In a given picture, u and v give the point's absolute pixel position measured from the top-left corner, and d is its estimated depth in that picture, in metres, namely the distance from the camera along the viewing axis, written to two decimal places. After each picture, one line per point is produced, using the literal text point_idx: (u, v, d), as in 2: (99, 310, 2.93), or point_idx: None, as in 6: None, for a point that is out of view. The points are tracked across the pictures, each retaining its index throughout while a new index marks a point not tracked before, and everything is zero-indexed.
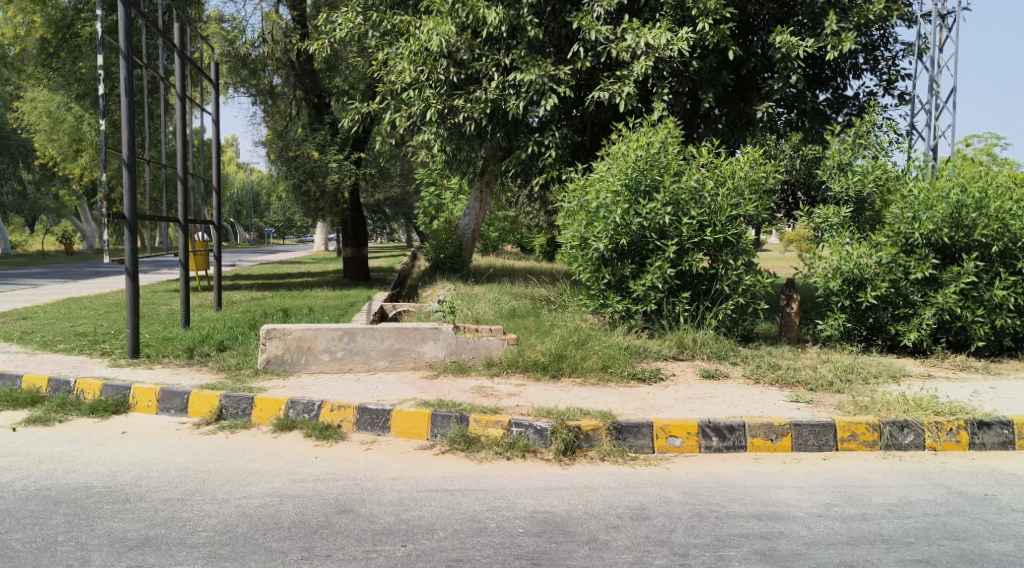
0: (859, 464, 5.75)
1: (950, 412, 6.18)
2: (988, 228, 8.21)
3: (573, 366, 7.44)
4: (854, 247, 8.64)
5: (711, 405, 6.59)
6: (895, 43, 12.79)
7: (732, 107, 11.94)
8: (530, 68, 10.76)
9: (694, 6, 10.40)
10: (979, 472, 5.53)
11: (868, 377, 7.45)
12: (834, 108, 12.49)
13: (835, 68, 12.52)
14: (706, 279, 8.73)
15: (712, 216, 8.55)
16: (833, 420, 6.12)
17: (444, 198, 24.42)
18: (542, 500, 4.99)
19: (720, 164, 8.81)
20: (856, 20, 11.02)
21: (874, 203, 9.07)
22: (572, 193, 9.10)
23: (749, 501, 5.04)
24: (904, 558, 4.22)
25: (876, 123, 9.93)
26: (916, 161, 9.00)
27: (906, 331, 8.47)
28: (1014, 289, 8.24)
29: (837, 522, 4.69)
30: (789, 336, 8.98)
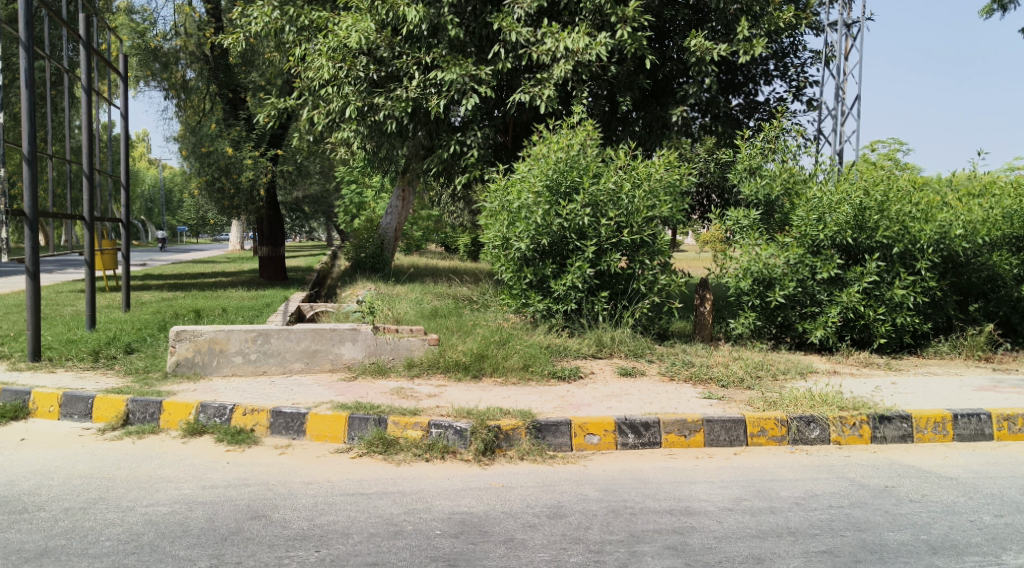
0: (768, 458, 5.93)
1: (853, 406, 6.41)
2: (889, 230, 8.58)
3: (494, 366, 7.44)
4: (763, 248, 8.93)
5: (628, 403, 6.69)
6: (803, 51, 13.24)
7: (649, 110, 12.17)
8: (451, 68, 10.75)
9: (613, 13, 10.57)
10: (880, 465, 5.76)
11: (778, 373, 7.69)
12: (746, 114, 13.01)
13: (747, 75, 12.90)
14: (624, 279, 8.87)
15: (629, 217, 8.70)
16: (744, 415, 6.29)
17: (366, 196, 24.15)
18: (460, 501, 4.98)
19: (637, 166, 8.95)
20: (767, 27, 11.40)
21: (782, 206, 9.37)
22: (493, 193, 9.12)
23: (663, 497, 5.13)
24: (809, 550, 4.36)
25: (785, 129, 10.25)
26: (822, 165, 9.33)
27: (813, 329, 8.78)
28: (914, 288, 8.61)
29: (746, 516, 4.81)
30: (702, 335, 9.19)
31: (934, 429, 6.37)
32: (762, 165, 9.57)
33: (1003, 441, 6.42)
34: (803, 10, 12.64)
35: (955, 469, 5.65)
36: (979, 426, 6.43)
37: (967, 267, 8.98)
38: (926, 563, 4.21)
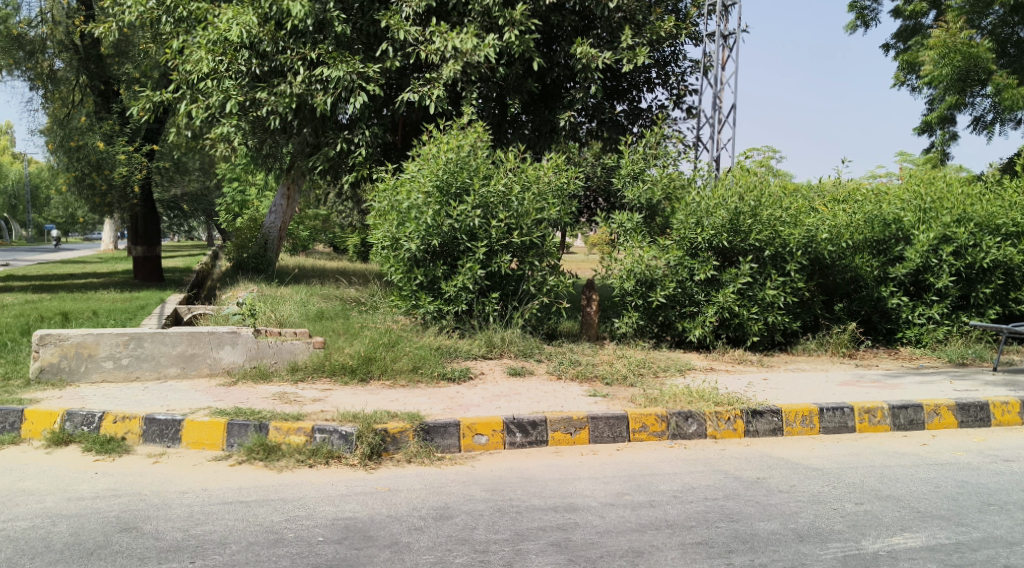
0: (649, 453, 6.11)
1: (728, 402, 6.69)
2: (762, 234, 8.98)
3: (382, 368, 7.33)
4: (645, 250, 9.19)
5: (516, 402, 6.75)
6: (684, 60, 13.70)
7: (538, 113, 12.31)
8: (338, 64, 10.57)
9: (501, 15, 10.65)
10: (752, 457, 6.03)
11: (659, 371, 7.93)
12: (630, 120, 13.33)
13: (631, 82, 13.25)
14: (514, 280, 8.95)
15: (518, 219, 8.79)
16: (627, 412, 6.46)
17: (249, 195, 23.43)
18: (344, 506, 4.91)
19: (526, 168, 9.03)
20: (649, 36, 11.72)
21: (663, 210, 9.68)
22: (381, 193, 8.98)
23: (548, 494, 5.21)
24: (686, 541, 4.52)
25: (666, 136, 10.57)
26: (700, 171, 9.69)
27: (692, 327, 9.11)
28: (784, 288, 9.05)
29: (627, 510, 4.95)
30: (589, 334, 9.38)
31: (802, 422, 6.71)
32: (645, 170, 9.84)
33: (865, 433, 6.79)
34: (683, 20, 13.09)
35: (820, 460, 5.97)
36: (843, 419, 6.78)
37: (832, 269, 9.49)
38: (794, 550, 4.42)
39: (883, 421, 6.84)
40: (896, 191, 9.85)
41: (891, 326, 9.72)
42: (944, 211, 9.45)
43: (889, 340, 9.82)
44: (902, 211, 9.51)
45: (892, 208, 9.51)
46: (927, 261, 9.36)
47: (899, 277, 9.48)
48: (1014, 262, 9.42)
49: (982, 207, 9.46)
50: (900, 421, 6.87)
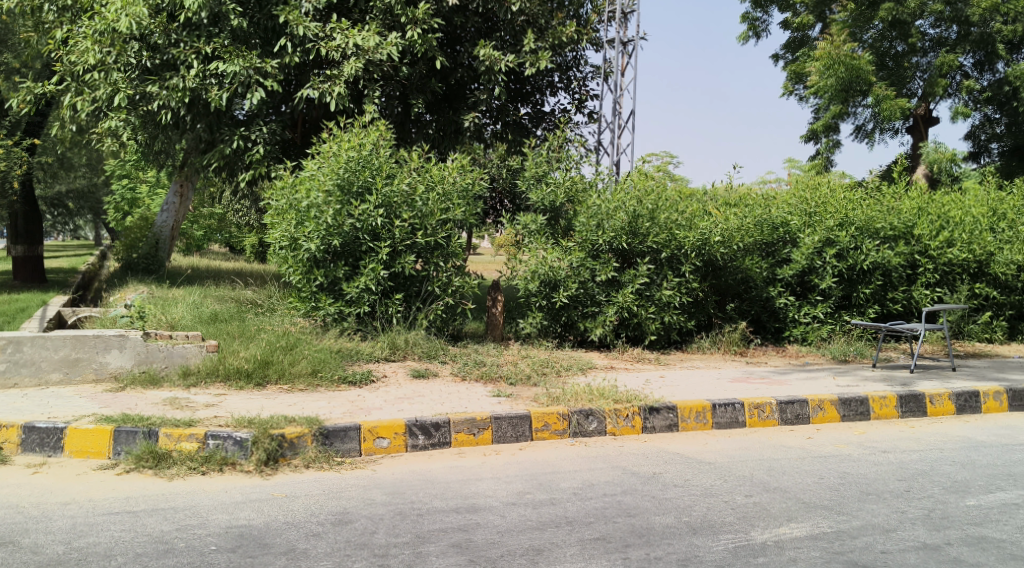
0: (551, 452, 6.18)
1: (627, 399, 6.84)
2: (659, 236, 9.24)
3: (280, 372, 7.17)
4: (548, 251, 9.31)
5: (419, 404, 6.72)
6: (585, 65, 13.96)
7: (441, 114, 12.29)
8: (234, 59, 10.28)
9: (403, 14, 10.60)
10: (650, 453, 6.19)
11: (562, 370, 8.04)
12: (533, 123, 13.44)
13: (535, 85, 13.40)
14: (418, 280, 8.89)
15: (421, 219, 8.74)
16: (529, 411, 6.52)
17: (139, 192, 22.50)
18: (239, 514, 4.78)
19: (430, 168, 8.99)
20: (552, 40, 11.90)
21: (566, 213, 9.81)
22: (279, 191, 8.77)
23: (449, 496, 5.21)
24: (584, 538, 4.59)
25: (568, 140, 10.71)
26: (601, 174, 9.87)
27: (593, 327, 9.28)
28: (680, 288, 9.34)
29: (528, 509, 4.99)
30: (493, 335, 9.41)
31: (696, 418, 6.92)
32: (548, 173, 9.95)
33: (755, 427, 7.06)
34: (584, 26, 13.34)
35: (714, 454, 6.17)
36: (734, 414, 7.04)
37: (725, 270, 9.77)
38: (687, 542, 4.54)
39: (771, 416, 7.13)
40: (784, 196, 10.27)
41: (780, 324, 10.15)
42: (828, 215, 9.91)
43: (778, 338, 10.26)
44: (790, 215, 9.93)
45: (780, 212, 9.93)
46: (811, 262, 9.81)
47: (787, 277, 9.90)
48: (891, 264, 9.95)
49: (863, 211, 9.97)
50: (787, 416, 7.17)
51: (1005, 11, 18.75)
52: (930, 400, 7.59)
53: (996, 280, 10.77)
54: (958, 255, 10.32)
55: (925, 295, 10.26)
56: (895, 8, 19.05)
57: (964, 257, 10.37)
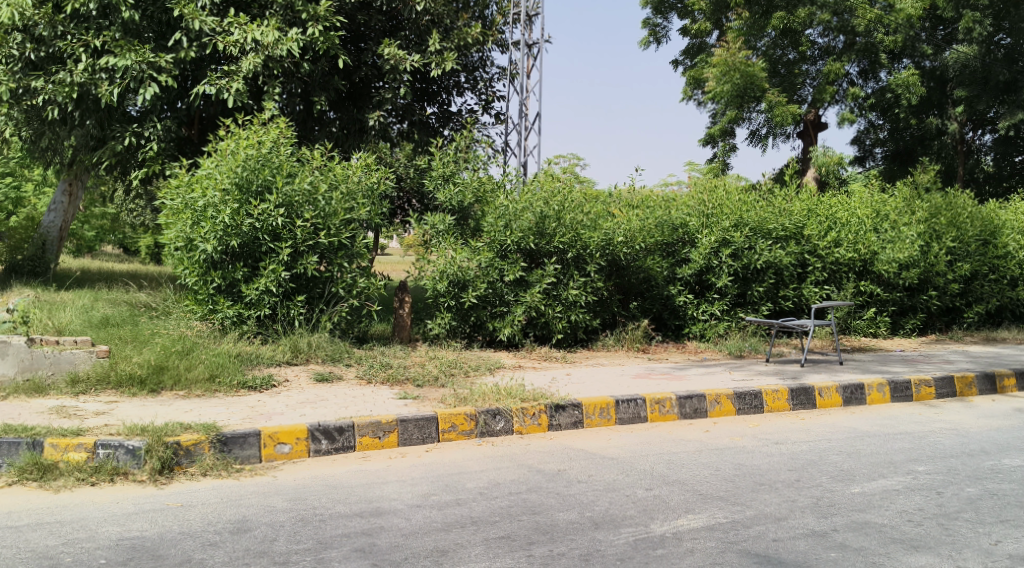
0: (457, 452, 6.19)
1: (533, 398, 6.91)
2: (565, 237, 9.38)
3: (175, 378, 6.93)
4: (457, 251, 9.30)
5: (322, 408, 6.62)
6: (491, 66, 14.02)
7: (347, 112, 12.20)
8: (126, 53, 9.89)
9: (304, 10, 10.40)
10: (555, 450, 6.27)
11: (469, 371, 8.04)
12: (440, 122, 13.40)
13: (441, 85, 13.38)
14: (321, 282, 8.74)
15: (325, 219, 8.60)
16: (436, 413, 6.50)
17: (24, 191, 21.34)
18: (131, 526, 4.61)
19: (333, 168, 8.88)
20: (457, 41, 11.94)
21: (473, 213, 9.81)
22: (174, 190, 8.47)
23: (353, 500, 5.15)
24: (489, 537, 4.61)
25: (475, 140, 10.72)
26: (508, 175, 9.93)
27: (502, 327, 9.33)
28: (585, 288, 9.51)
29: (433, 510, 4.99)
30: (401, 336, 9.33)
31: (600, 414, 7.04)
32: (455, 173, 9.94)
33: (656, 422, 7.24)
34: (490, 27, 13.41)
35: (617, 450, 6.30)
36: (636, 409, 7.21)
37: (628, 269, 10.01)
38: (589, 537, 4.62)
39: (672, 410, 7.33)
40: (683, 198, 10.56)
41: (679, 322, 10.45)
42: (725, 216, 10.25)
43: (678, 335, 10.57)
44: (688, 216, 10.27)
45: (679, 214, 10.22)
46: (709, 262, 10.14)
47: (686, 276, 10.20)
48: (783, 263, 10.35)
49: (756, 213, 10.36)
50: (686, 410, 7.38)
51: (887, 22, 19.81)
52: (819, 393, 7.95)
53: (880, 278, 11.32)
54: (844, 255, 10.82)
55: (814, 293, 10.69)
56: (786, 17, 19.85)
57: (850, 257, 10.87)
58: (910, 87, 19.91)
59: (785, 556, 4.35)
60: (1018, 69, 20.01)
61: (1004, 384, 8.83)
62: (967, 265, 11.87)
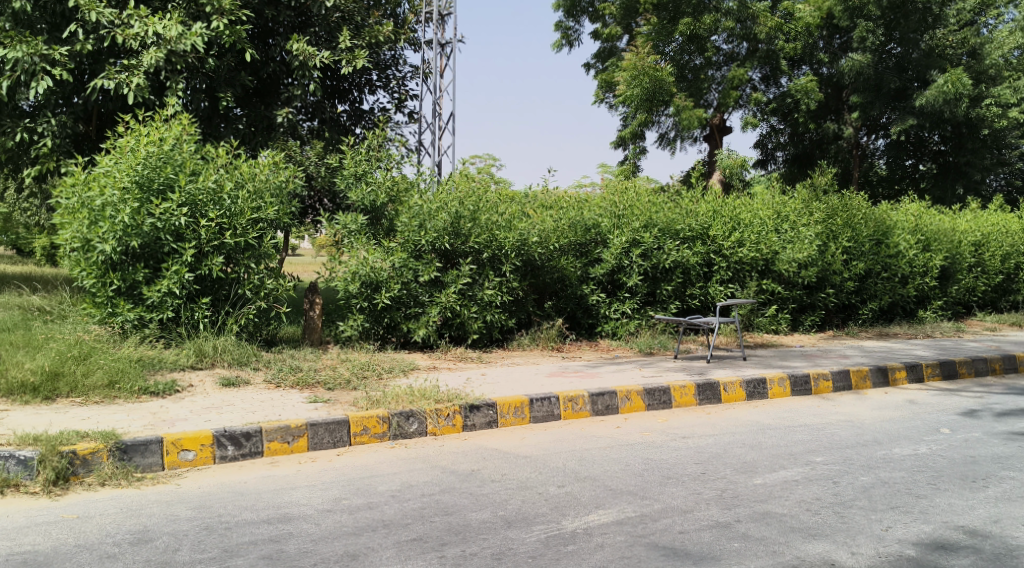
0: (369, 455, 6.13)
1: (448, 398, 6.89)
2: (480, 237, 9.41)
3: (71, 385, 6.65)
4: (369, 252, 9.21)
5: (228, 413, 6.46)
6: (403, 65, 13.94)
7: (253, 109, 11.79)
8: (17, 45, 9.45)
9: (208, 3, 10.13)
10: (469, 450, 6.27)
11: (382, 373, 7.97)
12: (352, 121, 13.24)
13: (352, 82, 13.23)
14: (227, 284, 8.51)
15: (231, 219, 8.38)
16: (347, 416, 6.43)
17: None
18: (22, 540, 4.40)
19: (240, 166, 8.68)
20: (367, 39, 11.83)
21: (386, 212, 9.71)
22: (69, 189, 8.12)
23: (261, 507, 5.04)
24: (401, 539, 4.58)
25: (387, 139, 10.61)
26: (422, 175, 9.88)
27: (416, 328, 9.28)
28: (501, 288, 9.55)
29: (344, 515, 4.93)
30: (311, 339, 9.17)
31: (514, 414, 7.08)
32: (368, 172, 9.82)
33: (569, 420, 7.32)
34: (401, 26, 13.33)
35: (530, 448, 6.35)
36: (550, 408, 7.28)
37: (543, 269, 10.10)
38: (501, 536, 4.64)
39: (584, 408, 7.43)
40: (595, 199, 10.75)
41: (592, 320, 10.61)
42: (635, 217, 10.46)
43: (591, 333, 10.72)
44: (600, 217, 10.43)
45: (592, 215, 10.39)
46: (621, 262, 10.34)
47: (598, 276, 10.38)
48: (690, 263, 10.63)
49: (664, 214, 10.62)
50: (598, 407, 7.50)
51: (787, 29, 20.80)
52: (724, 388, 8.19)
53: (781, 276, 11.73)
54: (747, 255, 11.12)
55: (719, 291, 10.98)
56: (692, 23, 20.38)
57: (753, 256, 11.19)
58: (810, 93, 20.70)
59: (691, 548, 4.46)
60: (908, 77, 21.10)
61: (896, 377, 9.27)
62: (861, 264, 12.39)
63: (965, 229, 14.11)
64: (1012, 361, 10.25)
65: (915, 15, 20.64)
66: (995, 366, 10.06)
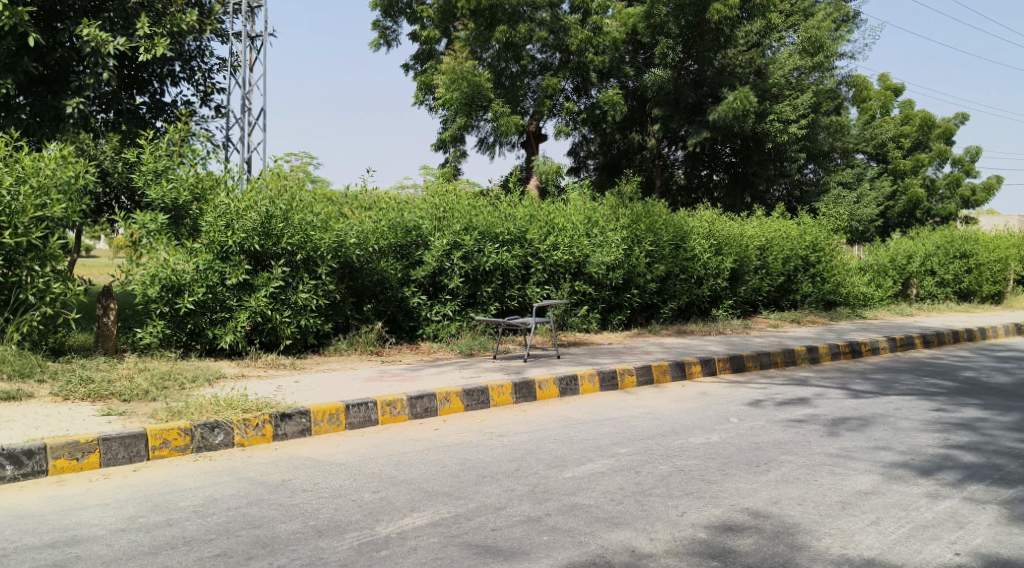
0: (170, 470, 5.79)
1: (256, 408, 6.64)
2: (293, 238, 9.14)
3: None
4: (170, 254, 8.73)
5: (8, 430, 5.90)
6: (210, 56, 13.34)
7: (39, 98, 10.85)
8: None
9: None
10: (279, 460, 6.08)
11: (184, 383, 7.52)
12: (153, 114, 12.53)
13: (151, 73, 12.48)
14: (6, 288, 7.78)
15: (11, 217, 7.67)
16: (145, 429, 6.04)
17: None
18: None
19: (20, 159, 7.97)
20: (168, 27, 11.30)
21: (190, 212, 9.24)
22: None
23: (45, 530, 4.64)
24: (203, 556, 4.37)
25: (192, 134, 10.06)
26: (231, 172, 9.47)
27: (223, 334, 8.87)
28: (316, 291, 9.30)
29: (140, 533, 4.63)
30: (105, 347, 8.55)
31: (329, 421, 6.93)
32: (169, 168, 9.24)
33: (387, 424, 7.25)
34: (207, 15, 12.76)
35: (345, 455, 6.25)
36: (367, 413, 7.17)
37: (360, 271, 9.93)
38: (312, 546, 4.53)
39: (402, 411, 7.39)
40: (416, 202, 10.71)
41: (413, 323, 10.59)
42: (454, 220, 10.56)
43: (412, 336, 10.68)
44: (420, 219, 10.44)
45: (412, 216, 10.39)
46: (441, 264, 10.40)
47: (419, 278, 10.38)
48: (508, 265, 10.87)
49: (482, 218, 10.79)
50: (416, 410, 7.48)
51: (596, 44, 21.67)
52: (539, 386, 8.43)
53: (592, 278, 12.22)
54: (561, 257, 11.51)
55: (536, 292, 11.29)
56: (508, 31, 20.75)
57: (566, 259, 11.60)
58: (616, 105, 21.79)
59: (502, 544, 4.56)
60: (703, 93, 22.88)
61: (692, 371, 9.92)
62: (662, 266, 13.13)
63: (752, 234, 15.28)
64: (791, 355, 11.23)
65: (710, 34, 21.71)
66: (777, 359, 10.99)
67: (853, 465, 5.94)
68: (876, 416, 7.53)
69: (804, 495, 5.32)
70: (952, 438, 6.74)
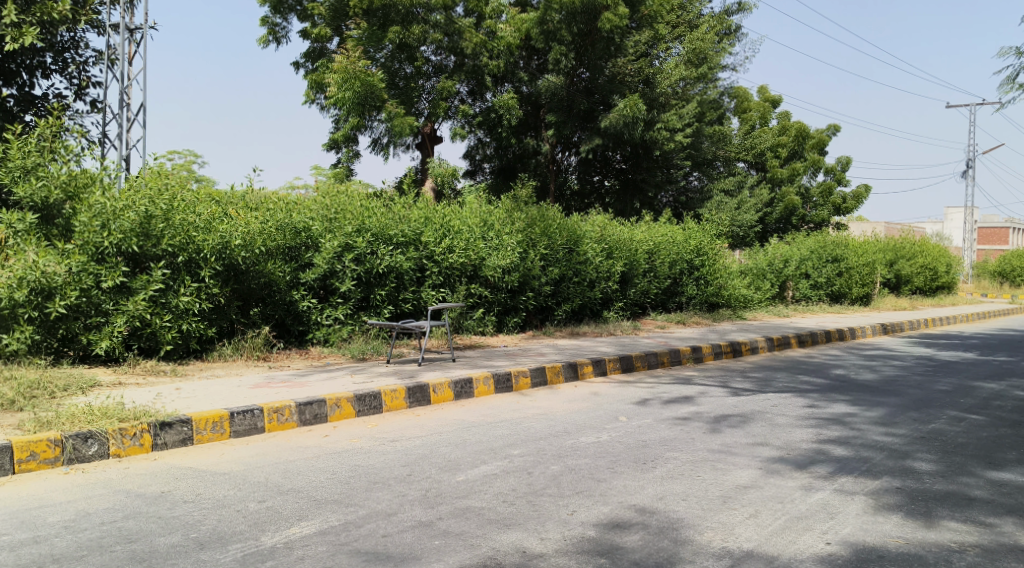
0: (38, 484, 5.48)
1: (133, 416, 6.35)
2: (174, 239, 8.83)
3: None
4: (40, 254, 8.26)
5: None
6: (85, 48, 12.71)
7: None
8: None
9: None
10: (159, 471, 5.83)
11: (55, 392, 7.12)
12: (21, 107, 11.82)
13: (19, 63, 11.77)
14: None
15: None
16: (10, 441, 5.71)
17: None
18: None
19: None
20: (37, 15, 10.73)
21: (62, 211, 8.78)
22: None
23: None
24: None
25: (63, 129, 9.55)
26: (106, 169, 9.05)
27: (98, 340, 8.45)
28: (199, 294, 8.97)
29: (3, 553, 4.37)
30: None
31: (212, 429, 6.69)
32: (39, 165, 8.74)
33: (273, 431, 7.05)
34: (81, 5, 12.14)
35: (229, 464, 6.05)
36: (252, 420, 6.96)
37: (245, 273, 9.50)
38: (192, 559, 4.37)
39: (290, 418, 7.19)
40: (306, 202, 10.60)
41: (303, 327, 10.34)
42: (346, 222, 10.44)
43: (301, 341, 10.43)
44: (310, 220, 10.26)
45: (301, 217, 10.18)
46: (332, 267, 10.26)
47: (309, 281, 10.18)
48: (403, 268, 10.78)
49: (376, 219, 10.67)
50: (306, 416, 7.30)
51: (490, 48, 21.98)
52: (433, 389, 8.39)
53: (488, 281, 12.26)
54: (457, 260, 11.49)
55: (431, 295, 11.24)
56: (401, 32, 20.68)
57: (461, 262, 11.59)
58: (511, 109, 21.94)
59: (392, 550, 4.52)
60: (595, 100, 23.28)
61: (584, 371, 10.09)
62: (556, 270, 13.31)
63: (640, 238, 15.66)
64: (676, 355, 11.59)
65: (600, 44, 22.34)
66: (664, 359, 11.32)
67: (734, 460, 6.18)
68: (755, 413, 7.85)
69: (687, 490, 5.50)
70: (824, 433, 7.10)
